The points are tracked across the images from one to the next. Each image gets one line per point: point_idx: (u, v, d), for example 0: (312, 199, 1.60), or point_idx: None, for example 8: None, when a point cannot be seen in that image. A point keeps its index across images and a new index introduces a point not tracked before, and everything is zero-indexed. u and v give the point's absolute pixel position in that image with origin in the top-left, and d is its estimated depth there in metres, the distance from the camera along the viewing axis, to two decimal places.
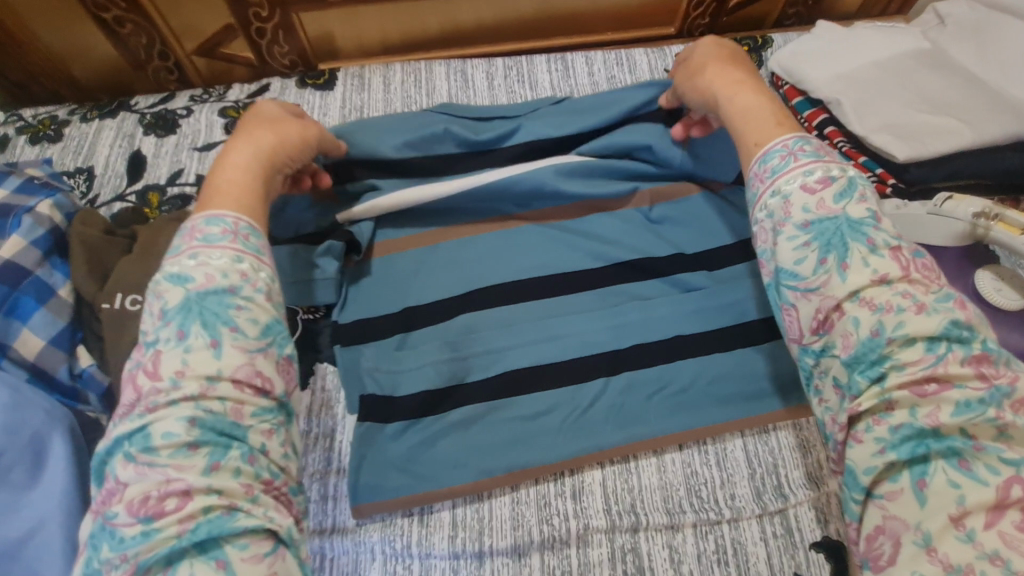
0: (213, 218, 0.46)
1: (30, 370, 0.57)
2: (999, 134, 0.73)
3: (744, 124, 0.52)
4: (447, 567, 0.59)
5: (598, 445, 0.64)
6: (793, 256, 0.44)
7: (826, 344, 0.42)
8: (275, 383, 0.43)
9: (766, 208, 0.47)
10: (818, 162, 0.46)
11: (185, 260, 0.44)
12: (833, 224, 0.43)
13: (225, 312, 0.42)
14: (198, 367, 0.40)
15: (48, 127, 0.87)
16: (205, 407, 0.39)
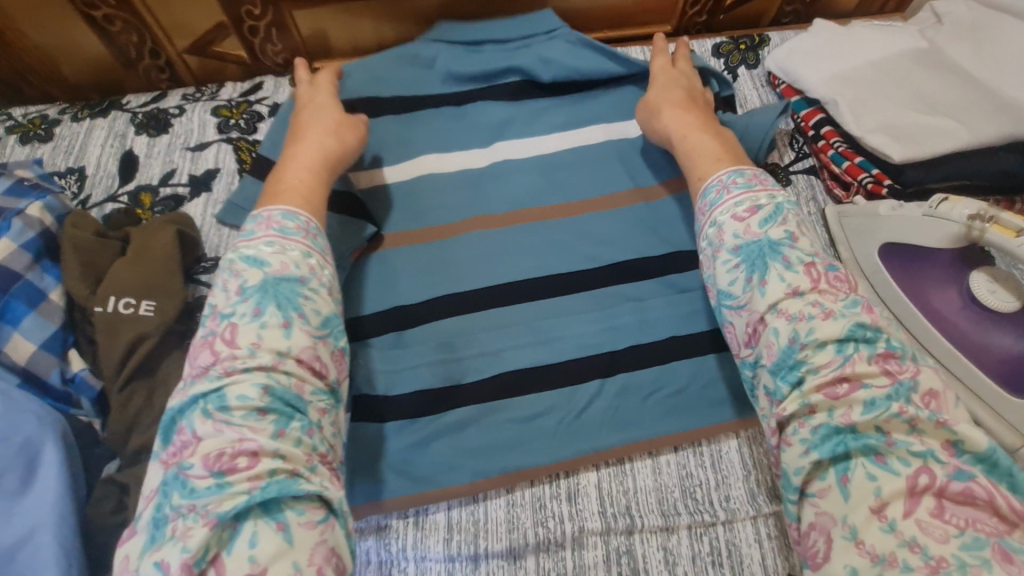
0: (289, 215, 0.55)
1: (22, 374, 0.57)
2: (993, 134, 0.73)
3: (690, 163, 0.65)
4: (442, 570, 0.59)
5: (593, 446, 0.64)
6: (726, 279, 0.52)
7: (756, 354, 0.50)
8: (329, 369, 0.49)
9: (705, 238, 0.56)
10: (746, 195, 0.55)
11: (263, 246, 0.51)
12: (757, 246, 0.51)
13: (296, 299, 0.49)
14: (271, 341, 0.46)
15: (38, 127, 0.86)
16: (275, 377, 0.44)
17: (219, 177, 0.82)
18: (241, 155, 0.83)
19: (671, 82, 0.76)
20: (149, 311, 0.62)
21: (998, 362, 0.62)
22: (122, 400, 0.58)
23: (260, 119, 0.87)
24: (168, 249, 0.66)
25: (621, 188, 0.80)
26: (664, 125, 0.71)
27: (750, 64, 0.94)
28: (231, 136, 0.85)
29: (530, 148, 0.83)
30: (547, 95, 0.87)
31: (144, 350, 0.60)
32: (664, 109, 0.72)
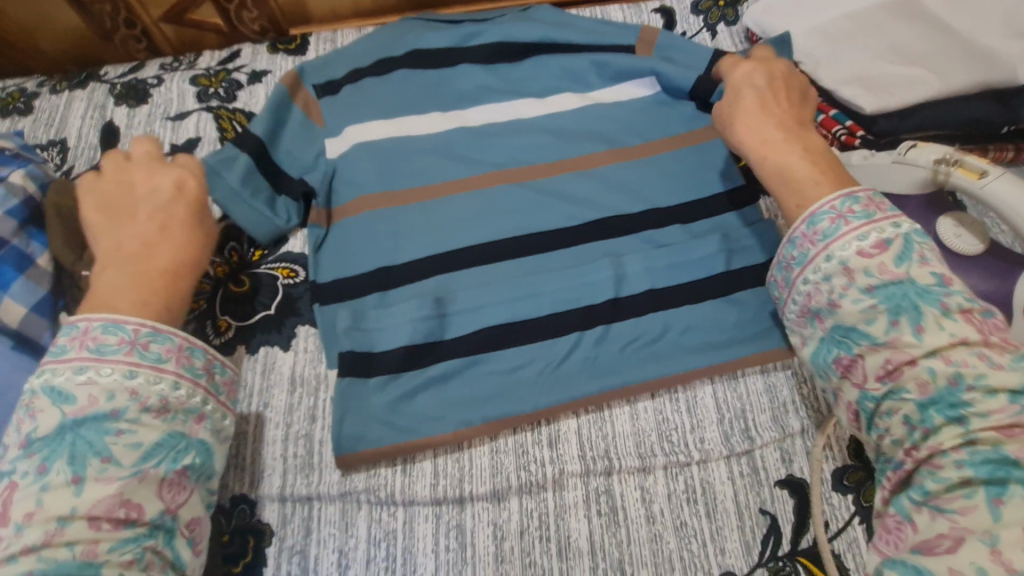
0: (111, 325, 0.45)
1: (16, 337, 0.58)
2: (966, 82, 0.74)
3: (786, 186, 0.52)
4: (431, 512, 0.62)
5: (573, 394, 0.66)
6: (861, 318, 0.45)
7: (895, 389, 0.43)
8: (143, 511, 0.42)
9: (821, 271, 0.48)
10: (871, 225, 0.46)
11: (71, 374, 0.43)
12: (899, 289, 0.44)
13: (99, 441, 0.42)
14: (50, 507, 0.39)
15: (17, 100, 0.86)
16: (48, 556, 0.38)
17: (200, 146, 0.82)
18: (221, 123, 0.84)
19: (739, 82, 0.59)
20: None
21: None
22: None
23: (239, 88, 0.87)
24: None
25: (599, 148, 0.80)
26: (737, 142, 0.56)
27: (729, 20, 0.93)
28: (211, 104, 0.85)
29: (509, 111, 0.84)
30: (525, 57, 0.87)
31: None
32: (734, 118, 0.57)
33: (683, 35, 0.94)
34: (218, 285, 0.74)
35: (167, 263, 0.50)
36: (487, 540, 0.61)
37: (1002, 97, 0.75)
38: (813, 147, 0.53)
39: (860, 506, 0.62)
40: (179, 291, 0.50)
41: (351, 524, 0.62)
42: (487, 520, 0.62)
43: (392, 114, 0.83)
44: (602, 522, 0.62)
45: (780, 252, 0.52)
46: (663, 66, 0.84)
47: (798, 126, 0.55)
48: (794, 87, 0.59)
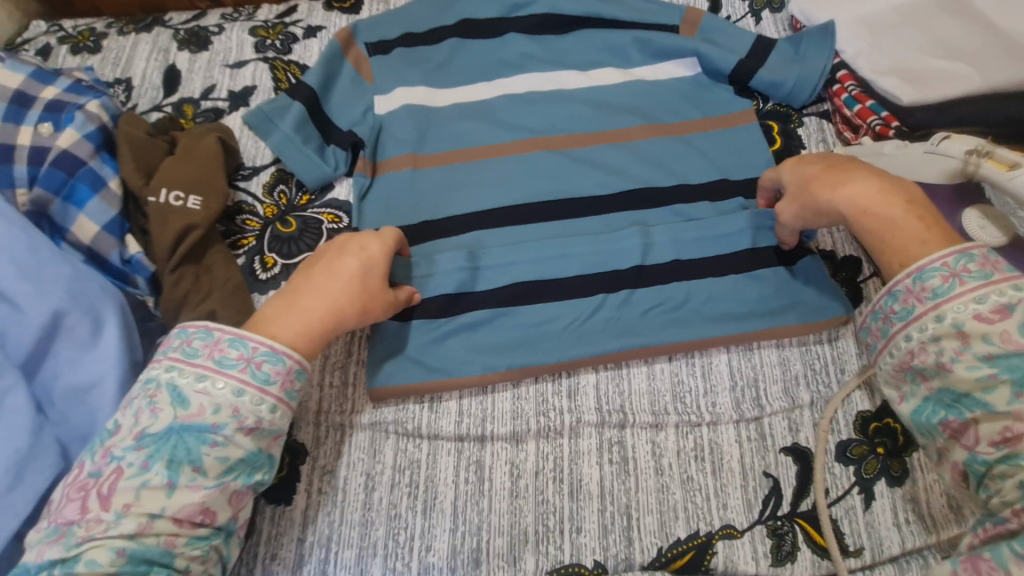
0: (237, 341, 0.53)
1: (87, 252, 0.65)
2: (1005, 81, 0.74)
3: (889, 246, 0.56)
4: (453, 448, 0.67)
5: (594, 350, 0.69)
6: (977, 386, 0.48)
7: (1011, 455, 0.46)
8: (215, 518, 0.50)
9: (934, 333, 0.51)
10: (988, 288, 0.50)
11: (194, 381, 0.51)
12: (1021, 360, 0.47)
13: (196, 451, 0.50)
14: (144, 503, 0.48)
15: (87, 39, 0.91)
16: (139, 541, 0.47)
17: (256, 95, 0.86)
18: (276, 74, 0.88)
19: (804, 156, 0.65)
20: (195, 205, 0.68)
21: None
22: (173, 281, 0.66)
23: (295, 42, 0.91)
24: (211, 153, 0.72)
25: (637, 122, 0.83)
26: (829, 203, 0.60)
27: (774, 7, 0.95)
28: (267, 55, 0.89)
29: (551, 81, 0.86)
30: (571, 30, 0.89)
31: (192, 238, 0.67)
32: (818, 184, 0.61)
33: (727, 18, 0.95)
34: (267, 224, 0.77)
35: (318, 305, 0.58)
36: (503, 477, 0.65)
37: None
38: (914, 199, 0.57)
39: (860, 477, 0.65)
40: (333, 332, 0.59)
41: (379, 451, 0.67)
42: (505, 459, 0.66)
43: (439, 78, 0.86)
44: (613, 470, 0.65)
45: (878, 302, 0.55)
46: (705, 46, 0.86)
47: (890, 178, 0.59)
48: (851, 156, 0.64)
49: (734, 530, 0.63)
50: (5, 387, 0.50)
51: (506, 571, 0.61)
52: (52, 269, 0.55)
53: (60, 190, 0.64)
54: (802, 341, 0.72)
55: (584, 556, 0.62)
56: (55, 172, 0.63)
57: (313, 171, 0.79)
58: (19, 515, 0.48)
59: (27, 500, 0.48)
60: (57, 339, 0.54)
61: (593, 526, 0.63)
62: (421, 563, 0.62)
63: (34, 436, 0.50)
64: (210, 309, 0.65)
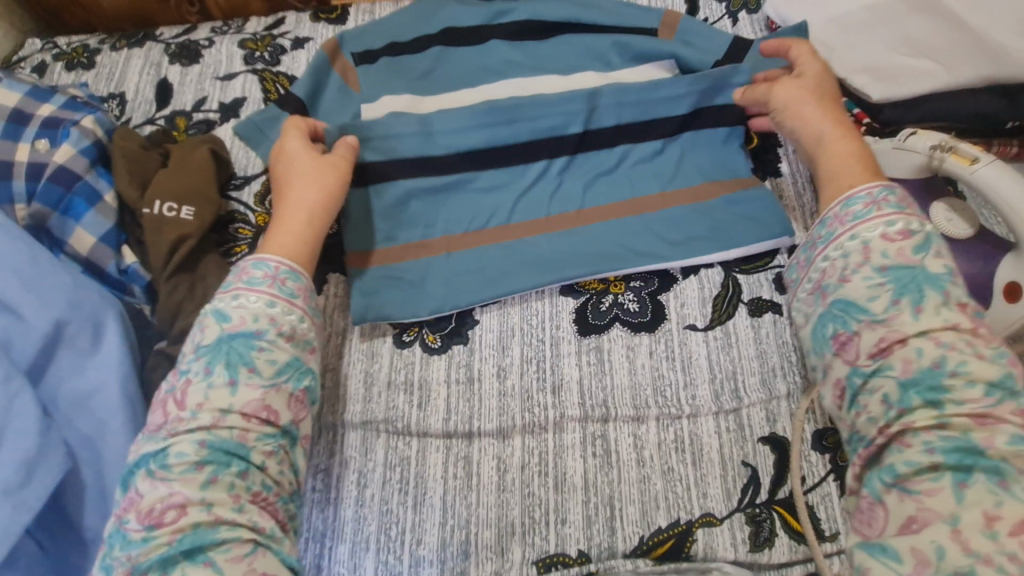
0: (259, 263, 0.59)
1: (85, 263, 0.67)
2: (972, 76, 0.77)
3: (830, 174, 0.62)
4: (441, 444, 0.69)
5: (535, 217, 0.79)
6: (865, 295, 0.52)
7: (882, 367, 0.49)
8: (279, 416, 0.54)
9: (844, 248, 0.55)
10: (899, 215, 0.54)
11: (230, 299, 0.57)
12: (908, 273, 0.51)
13: (249, 354, 0.54)
14: (215, 401, 0.52)
15: (81, 55, 0.93)
16: (216, 432, 0.51)
17: (246, 106, 0.89)
18: (265, 85, 0.90)
19: (816, 69, 0.69)
20: (188, 215, 0.71)
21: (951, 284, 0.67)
22: (168, 289, 0.68)
23: (283, 53, 0.93)
24: (203, 164, 0.75)
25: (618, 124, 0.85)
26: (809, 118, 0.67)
27: (751, 8, 0.97)
28: (257, 67, 0.92)
29: (533, 86, 0.89)
30: (551, 36, 0.92)
31: (186, 247, 0.69)
32: (814, 101, 0.68)
33: (705, 20, 0.98)
34: (259, 232, 0.79)
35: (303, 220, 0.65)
36: (490, 471, 0.67)
37: (1008, 93, 0.77)
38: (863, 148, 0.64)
39: (836, 465, 0.67)
40: (319, 231, 0.66)
41: (370, 450, 0.69)
42: (492, 454, 0.68)
43: (423, 85, 0.89)
44: (597, 462, 0.68)
45: (808, 232, 0.59)
46: (682, 49, 0.88)
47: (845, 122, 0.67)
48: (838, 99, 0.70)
49: (713, 517, 0.65)
50: (13, 392, 0.51)
51: (494, 562, 0.64)
52: (53, 279, 0.58)
53: (58, 204, 0.66)
54: (779, 334, 0.74)
55: (569, 546, 0.64)
56: (53, 186, 0.66)
57: None
58: (31, 511, 0.48)
59: (39, 495, 0.49)
60: (59, 347, 0.56)
61: (577, 517, 0.65)
62: (412, 556, 0.64)
63: (42, 436, 0.51)
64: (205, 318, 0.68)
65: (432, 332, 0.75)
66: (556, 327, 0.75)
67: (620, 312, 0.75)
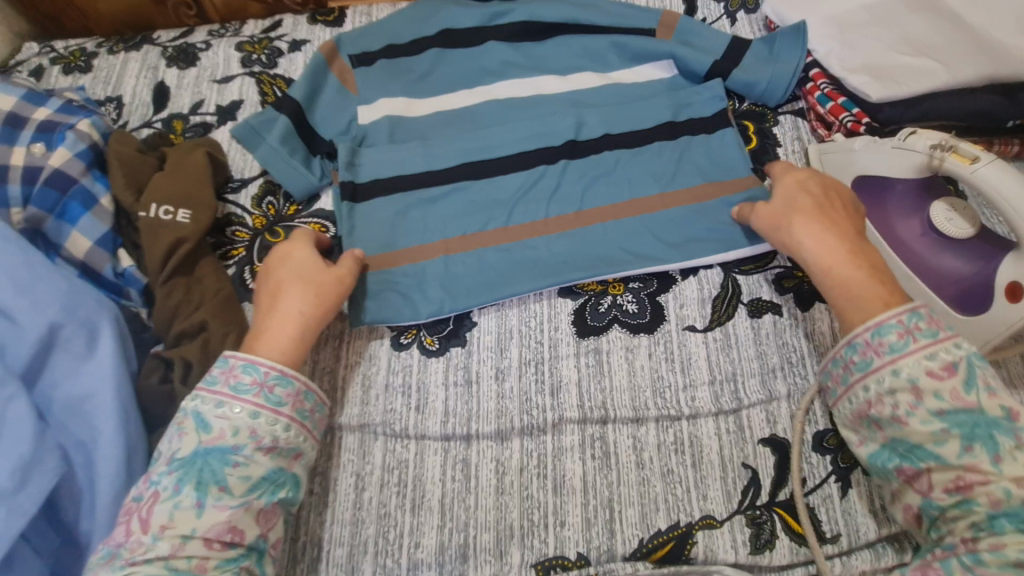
0: (248, 366, 0.56)
1: (80, 267, 0.67)
2: (971, 74, 0.75)
3: (845, 298, 0.60)
4: (439, 447, 0.69)
5: (534, 220, 0.78)
6: (931, 438, 0.52)
7: (964, 501, 0.50)
8: (244, 536, 0.51)
9: (887, 385, 0.55)
10: (936, 346, 0.54)
11: (213, 407, 0.54)
12: (969, 417, 0.51)
13: (221, 471, 0.52)
14: (179, 525, 0.49)
15: (78, 59, 0.93)
16: (172, 564, 0.48)
17: (243, 108, 0.89)
18: (262, 88, 0.90)
19: (794, 187, 0.69)
20: (185, 218, 0.71)
21: (954, 283, 0.67)
22: (164, 293, 0.68)
23: (280, 56, 0.93)
24: (200, 168, 0.75)
25: (616, 124, 0.84)
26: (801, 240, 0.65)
27: (749, 8, 0.97)
28: (254, 70, 0.92)
29: (531, 88, 0.89)
30: (549, 37, 0.92)
31: (182, 251, 0.69)
32: (788, 220, 0.67)
33: (703, 20, 0.98)
34: (256, 235, 0.79)
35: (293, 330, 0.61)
36: (489, 474, 0.67)
37: (1008, 92, 0.76)
38: (877, 262, 0.62)
39: (837, 466, 0.67)
40: (307, 340, 0.62)
41: (368, 453, 0.68)
42: (490, 457, 0.68)
43: (421, 88, 0.89)
44: (596, 464, 0.67)
45: (838, 351, 0.59)
46: (681, 49, 0.88)
47: (854, 234, 0.65)
48: (842, 199, 0.68)
49: (713, 519, 0.65)
50: (7, 397, 0.50)
51: (493, 565, 0.63)
52: (48, 284, 0.57)
53: (53, 208, 0.66)
54: (779, 335, 0.74)
55: (568, 548, 0.64)
56: (48, 190, 0.65)
57: (300, 183, 0.81)
58: (25, 515, 0.48)
59: (34, 500, 0.48)
60: (53, 352, 0.56)
61: (576, 519, 0.65)
62: (410, 560, 0.64)
63: (37, 440, 0.50)
64: (201, 320, 0.67)
65: (430, 334, 0.74)
66: (555, 330, 0.74)
67: (619, 314, 0.75)
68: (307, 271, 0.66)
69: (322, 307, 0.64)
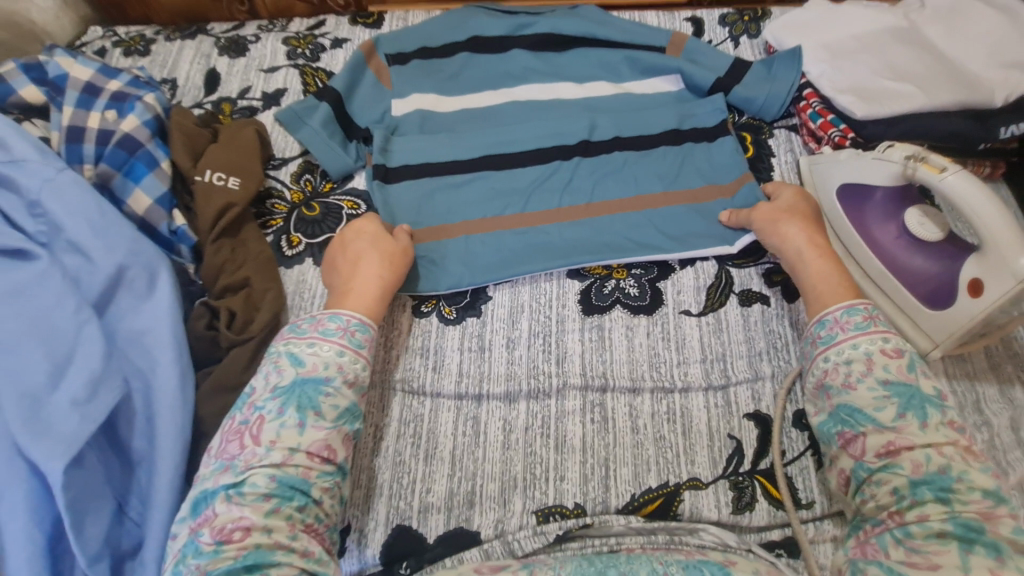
0: (335, 316, 0.65)
1: (140, 222, 0.74)
2: (949, 99, 0.86)
3: (819, 289, 0.69)
4: (453, 404, 0.75)
5: (547, 208, 0.86)
6: (871, 403, 0.59)
7: (891, 465, 0.56)
8: (337, 454, 0.59)
9: (848, 356, 0.62)
10: (892, 334, 0.63)
11: (306, 346, 0.62)
12: (905, 389, 0.59)
13: (317, 398, 0.59)
14: (286, 439, 0.56)
15: (138, 44, 1.02)
16: (284, 470, 0.55)
17: (287, 96, 0.97)
18: (305, 79, 0.99)
19: (796, 195, 0.80)
20: (235, 185, 0.78)
21: (925, 281, 0.75)
22: (214, 249, 0.75)
23: (323, 51, 1.02)
24: (250, 143, 0.83)
25: (626, 128, 0.92)
26: (790, 235, 0.75)
27: (752, 33, 1.06)
28: (298, 62, 1.00)
29: (550, 92, 0.97)
30: (569, 48, 1.01)
31: (232, 213, 0.76)
32: (785, 219, 0.76)
33: (709, 42, 1.07)
34: (293, 208, 0.87)
35: (377, 290, 0.70)
36: (497, 431, 0.73)
37: (979, 117, 0.85)
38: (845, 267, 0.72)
39: (814, 441, 0.73)
40: (387, 300, 0.71)
41: (386, 406, 0.75)
42: (499, 416, 0.74)
43: (451, 87, 0.97)
44: (594, 427, 0.74)
45: (810, 329, 0.68)
46: (688, 65, 0.97)
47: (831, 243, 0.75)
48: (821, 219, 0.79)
49: (699, 482, 0.71)
50: (82, 320, 0.57)
51: (497, 512, 0.69)
52: (117, 229, 0.64)
53: (121, 167, 0.73)
54: (766, 323, 0.81)
55: (566, 498, 0.70)
56: (118, 151, 0.73)
57: (337, 163, 0.88)
58: (95, 422, 0.54)
59: (102, 410, 0.55)
60: (119, 290, 0.63)
61: (574, 475, 0.71)
62: (421, 503, 0.70)
63: (106, 360, 0.57)
64: (246, 276, 0.75)
65: (448, 304, 0.81)
66: (562, 307, 0.81)
67: (621, 296, 0.82)
68: (380, 241, 0.74)
69: (397, 271, 0.73)
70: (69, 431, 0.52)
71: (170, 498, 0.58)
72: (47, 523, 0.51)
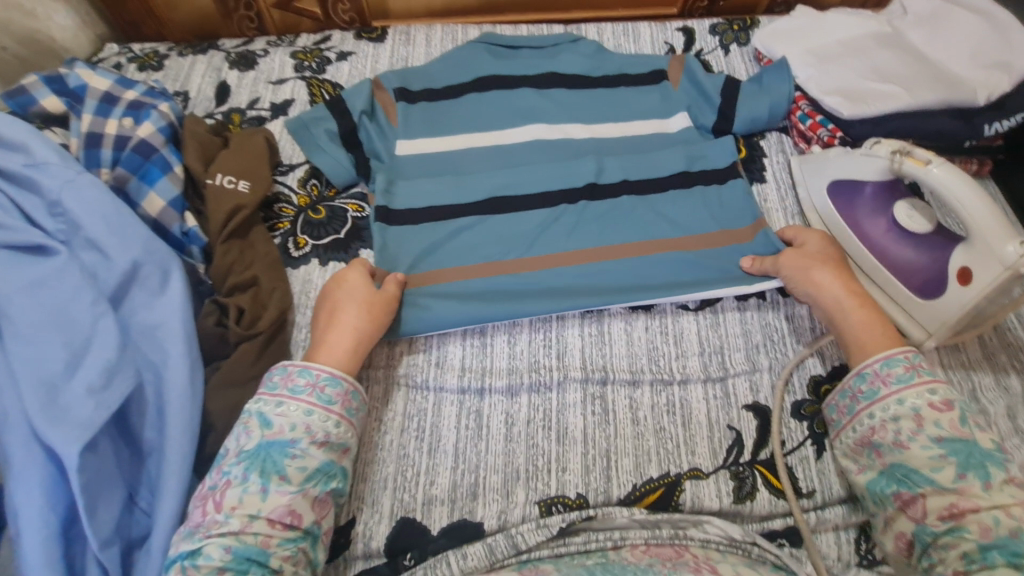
0: (304, 370, 0.64)
1: (154, 223, 0.77)
2: (934, 99, 0.88)
3: (859, 335, 0.69)
4: (455, 398, 0.76)
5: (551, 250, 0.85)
6: (928, 464, 0.59)
7: (955, 528, 0.55)
8: (302, 519, 0.57)
9: (893, 413, 0.62)
10: (937, 384, 0.62)
11: (274, 406, 0.61)
12: (962, 445, 0.58)
13: (281, 462, 0.58)
14: (246, 506, 0.56)
15: (152, 60, 1.06)
16: (241, 539, 0.54)
17: (294, 106, 1.01)
18: (312, 90, 1.02)
19: (825, 241, 0.79)
20: (245, 188, 0.81)
21: (914, 274, 0.77)
22: (223, 249, 0.77)
23: (329, 64, 1.06)
24: (260, 150, 0.86)
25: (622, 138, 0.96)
26: (821, 280, 0.74)
27: (741, 42, 1.10)
28: (305, 75, 1.04)
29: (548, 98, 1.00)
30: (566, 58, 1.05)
31: (242, 215, 0.79)
32: (818, 265, 0.75)
33: (701, 50, 1.11)
34: (300, 212, 0.89)
35: (350, 342, 0.69)
36: (500, 423, 0.75)
37: (964, 115, 0.89)
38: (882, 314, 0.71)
39: (814, 431, 0.74)
40: (363, 351, 0.70)
41: (391, 399, 0.76)
42: (502, 409, 0.76)
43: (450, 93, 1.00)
44: (595, 419, 0.75)
45: (848, 382, 0.67)
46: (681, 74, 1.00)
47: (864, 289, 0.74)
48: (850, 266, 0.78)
49: (700, 472, 0.72)
50: (99, 313, 0.60)
51: (500, 503, 0.70)
52: (133, 229, 0.67)
53: (136, 171, 0.77)
54: (762, 317, 0.82)
55: (569, 489, 0.70)
56: (135, 155, 0.77)
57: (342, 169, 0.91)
58: (109, 409, 0.56)
59: (116, 399, 0.57)
60: (133, 286, 0.66)
61: (576, 466, 0.72)
62: (425, 495, 0.70)
63: (121, 351, 0.59)
64: (254, 276, 0.77)
65: None
66: None
67: None
68: (358, 291, 0.73)
69: (376, 321, 0.72)
70: (85, 416, 0.54)
71: (180, 488, 0.59)
72: (61, 506, 0.52)
